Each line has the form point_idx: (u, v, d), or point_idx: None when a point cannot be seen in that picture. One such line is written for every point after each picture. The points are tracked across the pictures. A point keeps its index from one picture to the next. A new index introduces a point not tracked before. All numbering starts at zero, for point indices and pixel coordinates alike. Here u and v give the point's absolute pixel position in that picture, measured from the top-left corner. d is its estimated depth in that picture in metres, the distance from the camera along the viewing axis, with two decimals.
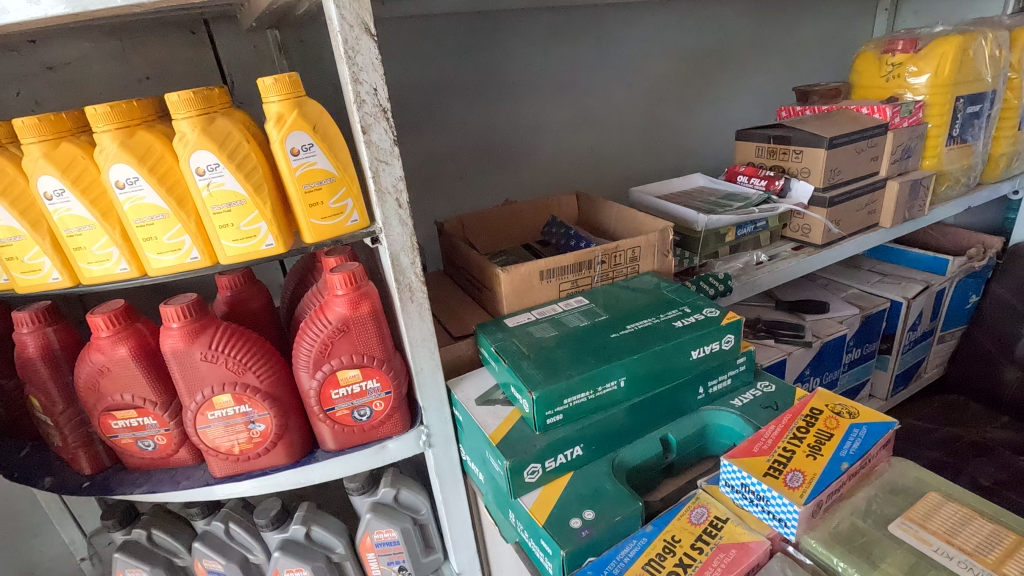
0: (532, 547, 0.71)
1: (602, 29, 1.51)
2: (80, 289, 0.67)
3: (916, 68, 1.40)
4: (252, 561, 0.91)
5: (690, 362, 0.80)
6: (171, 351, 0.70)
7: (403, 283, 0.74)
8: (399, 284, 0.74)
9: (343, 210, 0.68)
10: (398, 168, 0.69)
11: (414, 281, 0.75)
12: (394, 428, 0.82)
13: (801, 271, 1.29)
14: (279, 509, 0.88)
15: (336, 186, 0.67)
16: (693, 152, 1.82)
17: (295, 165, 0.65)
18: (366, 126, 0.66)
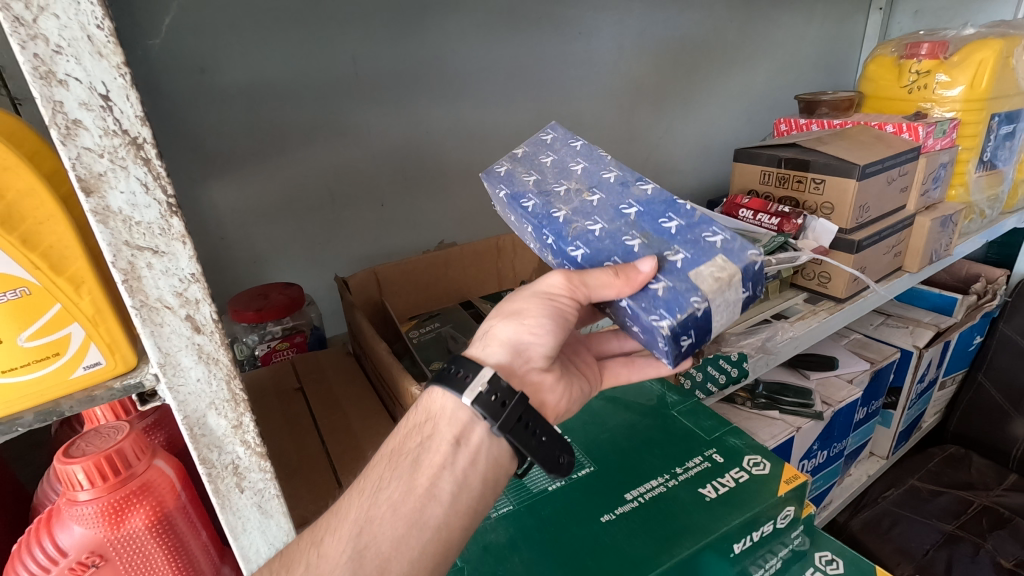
0: None
1: (564, 13, 1.18)
2: None
3: (948, 78, 1.15)
4: None
5: (728, 562, 0.50)
6: None
7: (219, 463, 0.39)
8: (207, 463, 0.39)
9: (62, 348, 0.33)
10: (186, 258, 0.34)
11: (243, 456, 0.40)
12: None
13: (824, 334, 1.00)
14: None
15: (34, 303, 0.31)
16: (669, 169, 1.52)
17: None
18: (90, 179, 0.30)
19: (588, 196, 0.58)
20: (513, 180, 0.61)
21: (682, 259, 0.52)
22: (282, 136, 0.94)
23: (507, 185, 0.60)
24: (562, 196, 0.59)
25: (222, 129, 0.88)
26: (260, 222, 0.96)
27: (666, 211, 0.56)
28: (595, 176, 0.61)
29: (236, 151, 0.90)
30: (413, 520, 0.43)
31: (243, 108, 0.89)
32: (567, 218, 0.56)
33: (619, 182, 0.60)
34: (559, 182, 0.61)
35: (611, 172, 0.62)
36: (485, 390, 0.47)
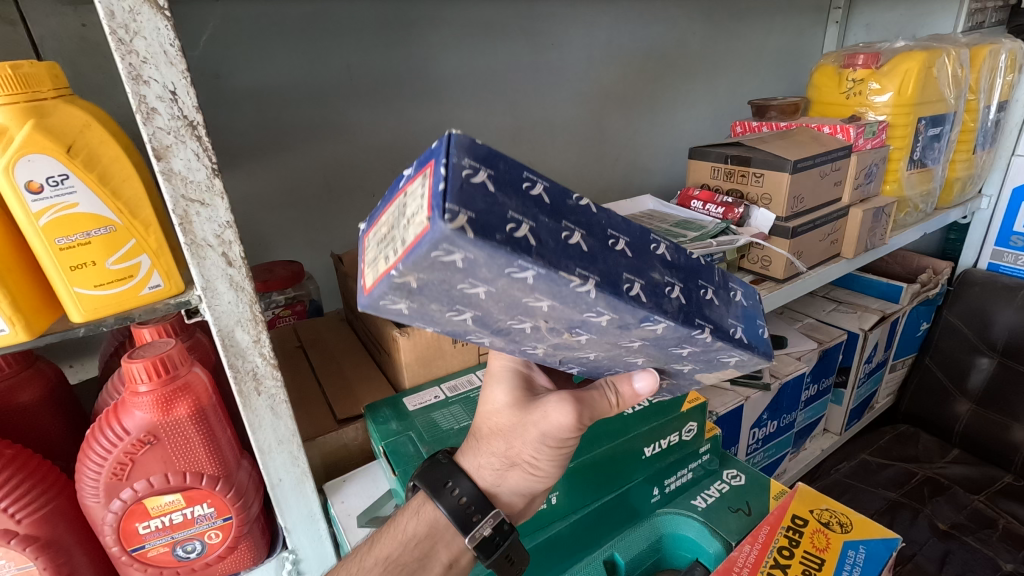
0: None
1: (538, 25, 1.32)
2: None
3: (879, 85, 1.29)
4: None
5: (642, 461, 0.63)
6: None
7: (244, 369, 0.52)
8: (237, 371, 0.52)
9: (134, 272, 0.45)
10: (223, 210, 0.47)
11: (261, 365, 0.53)
12: (238, 563, 0.59)
13: (763, 309, 1.13)
14: None
15: (118, 239, 0.44)
16: (639, 168, 1.66)
17: (37, 208, 0.41)
18: (161, 149, 0.43)
19: (573, 338, 0.42)
20: (431, 321, 0.38)
21: (687, 369, 0.49)
22: (286, 133, 1.07)
23: (435, 324, 0.41)
24: (528, 335, 0.42)
25: (233, 126, 1.01)
26: (266, 209, 1.08)
27: (679, 343, 0.44)
28: (577, 321, 0.39)
29: (245, 145, 1.03)
30: None
31: (252, 108, 1.02)
32: (546, 355, 0.45)
33: (609, 316, 0.40)
34: (520, 320, 0.40)
35: (603, 317, 0.39)
36: (487, 534, 0.53)
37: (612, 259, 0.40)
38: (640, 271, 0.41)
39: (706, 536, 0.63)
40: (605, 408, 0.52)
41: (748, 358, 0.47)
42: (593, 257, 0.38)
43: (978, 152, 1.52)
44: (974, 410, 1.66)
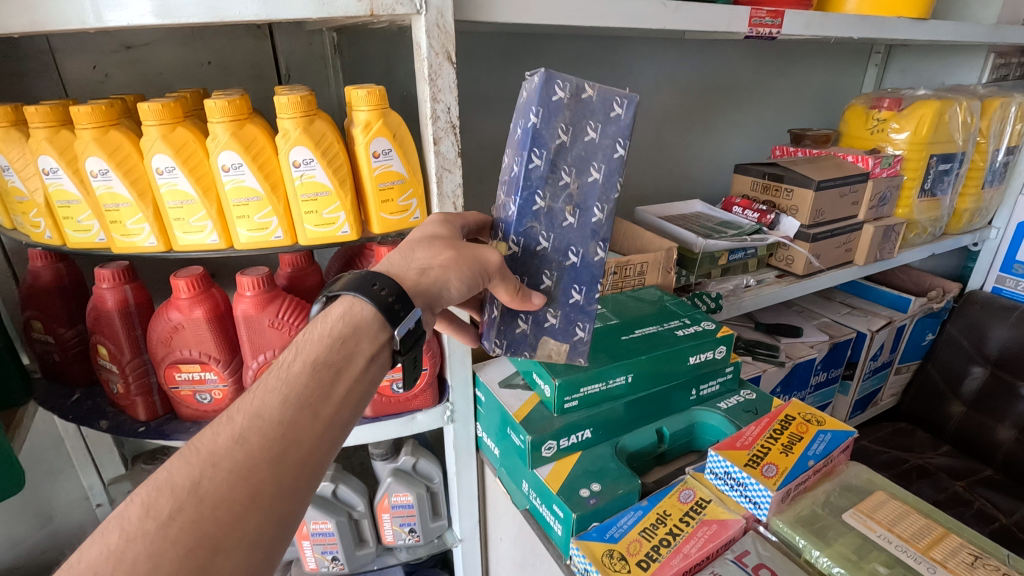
0: (542, 512, 0.82)
1: (619, 57, 1.64)
2: (172, 254, 0.76)
3: (898, 125, 1.56)
4: None
5: (687, 366, 0.93)
6: (244, 316, 0.80)
7: None
8: None
9: (408, 207, 0.79)
10: (458, 177, 0.80)
11: None
12: (423, 402, 0.92)
13: (783, 297, 1.42)
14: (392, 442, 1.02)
15: (405, 187, 0.77)
16: (688, 179, 1.95)
17: (375, 166, 0.74)
18: (437, 139, 0.76)
19: (567, 215, 0.71)
20: (609, 134, 0.68)
21: (551, 320, 0.77)
22: None
23: (538, 129, 0.66)
24: (557, 186, 0.69)
25: None
26: None
27: (586, 282, 0.75)
28: (595, 199, 0.71)
29: None
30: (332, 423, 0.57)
31: None
32: (530, 209, 0.69)
33: (598, 226, 0.72)
34: (601, 176, 0.70)
35: (599, 215, 0.72)
36: (413, 325, 0.65)
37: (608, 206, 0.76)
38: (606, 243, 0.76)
39: (726, 423, 0.93)
40: (511, 288, 0.69)
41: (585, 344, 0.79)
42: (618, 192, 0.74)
43: (986, 188, 1.77)
44: (966, 412, 1.91)
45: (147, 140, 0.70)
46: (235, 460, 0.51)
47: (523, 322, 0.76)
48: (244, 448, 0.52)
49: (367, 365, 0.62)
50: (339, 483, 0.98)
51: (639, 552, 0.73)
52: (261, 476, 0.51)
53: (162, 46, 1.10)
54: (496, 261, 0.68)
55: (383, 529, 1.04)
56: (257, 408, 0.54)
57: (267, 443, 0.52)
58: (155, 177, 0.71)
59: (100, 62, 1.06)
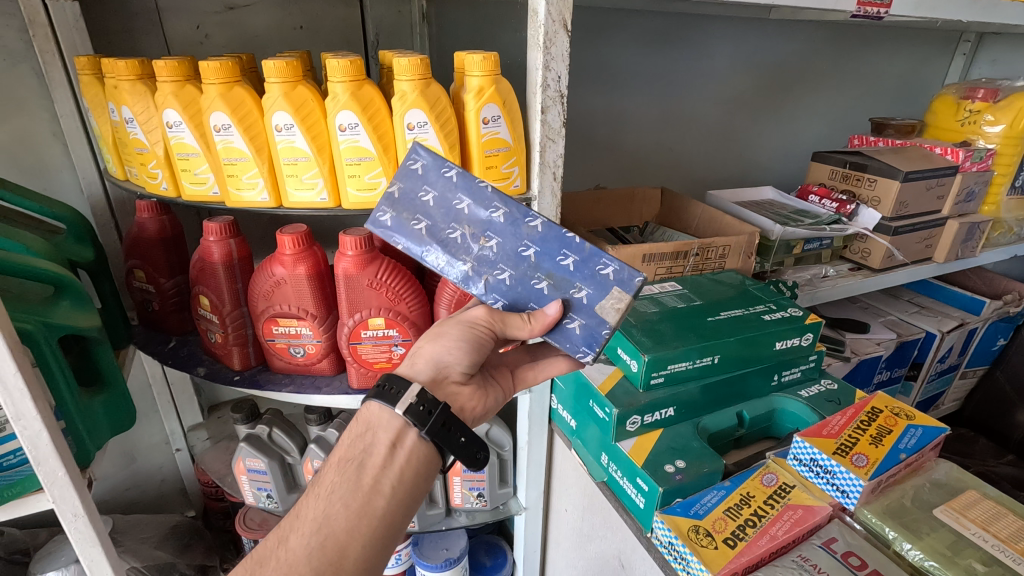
0: (623, 485, 0.83)
1: (697, 36, 1.59)
2: (281, 210, 0.78)
3: (992, 117, 1.48)
4: (289, 462, 1.06)
5: (772, 351, 0.92)
6: (344, 275, 0.82)
7: None
8: None
9: (510, 175, 0.79)
10: (561, 147, 0.80)
11: None
12: None
13: (858, 290, 1.39)
14: None
15: (509, 155, 0.78)
16: (757, 166, 1.89)
17: (483, 132, 0.75)
18: (545, 108, 0.76)
19: (485, 244, 0.68)
20: (431, 174, 0.70)
21: (585, 297, 0.67)
22: None
23: (402, 237, 0.69)
24: (460, 245, 0.69)
25: None
26: None
27: (562, 247, 0.68)
28: (485, 211, 0.69)
29: None
30: (363, 511, 0.62)
31: None
32: (471, 276, 0.68)
33: (515, 219, 0.69)
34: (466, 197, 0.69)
35: (501, 211, 0.68)
36: (416, 400, 0.67)
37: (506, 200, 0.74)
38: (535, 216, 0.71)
39: (808, 412, 0.92)
40: (515, 322, 0.66)
41: (626, 268, 0.67)
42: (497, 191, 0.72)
43: None
44: None
45: (269, 98, 0.72)
46: (277, 560, 0.58)
47: (573, 323, 0.68)
48: (285, 548, 0.59)
49: (388, 452, 0.66)
50: None
51: (725, 530, 0.73)
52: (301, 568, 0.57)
53: (259, 9, 1.12)
54: (484, 315, 0.69)
55: (452, 492, 1.07)
56: (298, 513, 0.62)
57: (303, 539, 0.59)
58: (273, 134, 0.73)
59: (201, 22, 1.09)
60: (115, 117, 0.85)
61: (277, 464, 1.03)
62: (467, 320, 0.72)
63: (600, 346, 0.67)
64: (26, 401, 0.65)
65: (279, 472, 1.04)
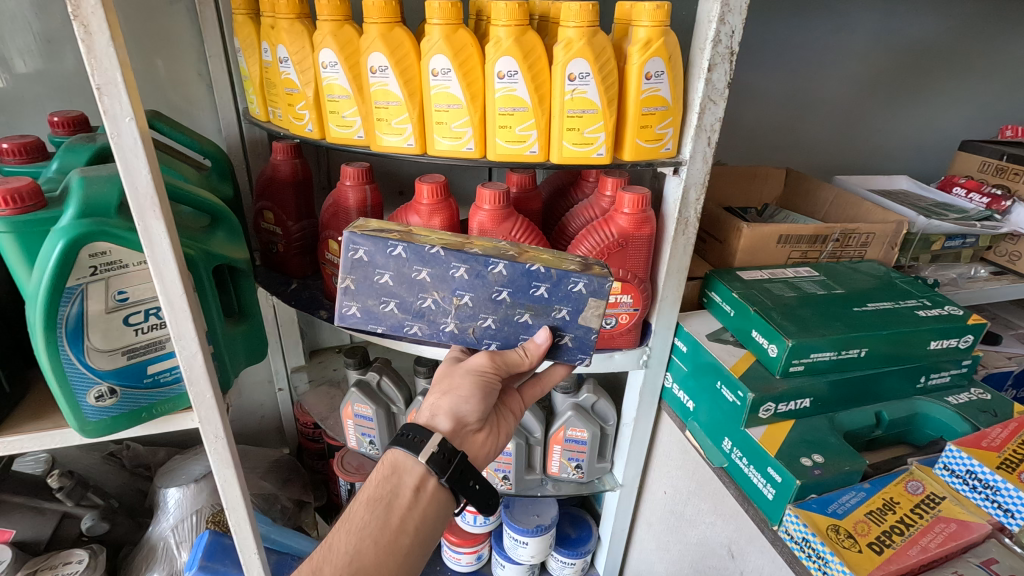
0: (748, 474, 0.79)
1: (840, 5, 1.46)
2: (424, 158, 0.78)
3: None
4: (393, 412, 1.09)
5: (925, 351, 0.84)
6: (479, 229, 0.81)
7: (682, 217, 0.81)
8: (679, 217, 0.81)
9: (663, 137, 0.74)
10: (721, 110, 0.74)
11: (691, 216, 0.81)
12: (625, 342, 0.91)
13: (1000, 297, 1.26)
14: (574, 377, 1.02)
15: (666, 115, 0.73)
16: (885, 154, 1.73)
17: (644, 88, 0.70)
18: (711, 65, 0.71)
19: (460, 302, 0.75)
20: (379, 258, 0.73)
21: (567, 315, 0.75)
22: None
23: (378, 321, 0.77)
24: (435, 312, 0.76)
25: None
26: None
27: (530, 281, 0.73)
28: (445, 274, 0.73)
29: None
30: (389, 547, 0.70)
31: None
32: (460, 332, 0.77)
33: (477, 271, 0.73)
34: (421, 266, 0.73)
35: (460, 269, 0.73)
36: (437, 450, 0.74)
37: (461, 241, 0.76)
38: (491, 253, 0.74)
39: (957, 420, 0.83)
40: (515, 360, 0.76)
41: (594, 281, 0.72)
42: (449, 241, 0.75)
43: None
44: None
45: (428, 40, 0.71)
46: None
47: (565, 339, 0.78)
48: None
49: (413, 495, 0.74)
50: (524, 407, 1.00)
51: (869, 534, 0.68)
52: None
53: None
54: (487, 360, 0.77)
55: (550, 460, 1.06)
56: (330, 544, 0.70)
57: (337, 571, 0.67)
58: (428, 78, 0.72)
59: None
60: (267, 58, 0.86)
61: (383, 412, 1.06)
62: (470, 369, 0.78)
63: (593, 348, 0.78)
64: (187, 323, 0.68)
65: (383, 420, 1.06)
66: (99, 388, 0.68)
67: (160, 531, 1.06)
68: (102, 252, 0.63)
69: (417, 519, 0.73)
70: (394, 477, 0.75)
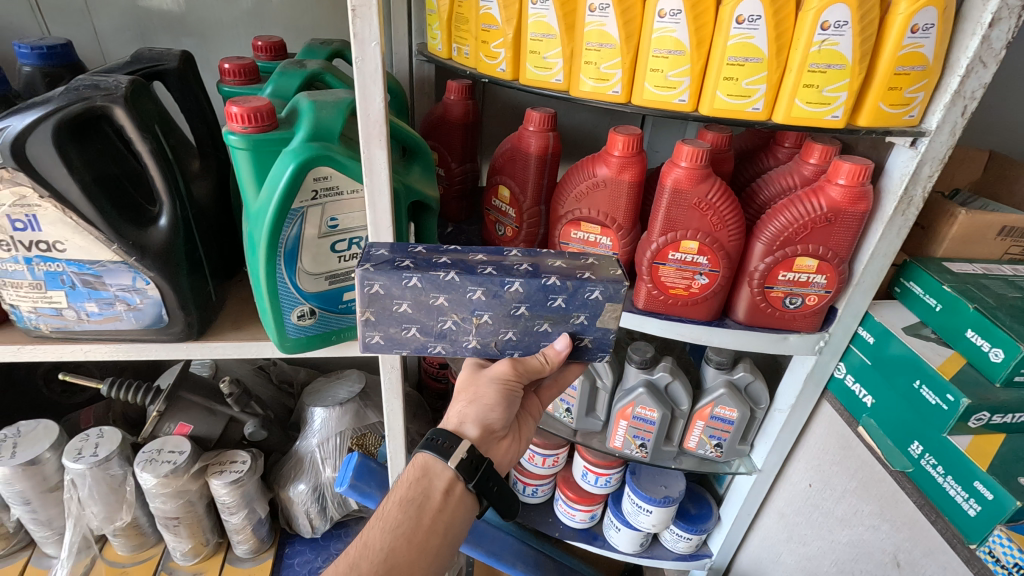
0: (944, 484, 0.72)
1: None
2: (628, 108, 0.73)
3: None
4: None
5: None
6: (673, 187, 0.77)
7: (907, 194, 0.72)
8: (903, 195, 0.72)
9: (911, 102, 0.65)
10: (989, 74, 0.64)
11: (917, 195, 0.72)
12: (805, 326, 0.85)
13: None
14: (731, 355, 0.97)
15: (922, 77, 0.64)
16: None
17: (906, 43, 0.62)
18: (994, 20, 0.61)
19: (480, 320, 0.69)
20: (395, 290, 0.65)
21: (586, 320, 0.69)
22: None
23: (402, 346, 0.71)
24: (457, 331, 0.70)
25: None
26: None
27: (547, 295, 0.67)
28: (464, 298, 0.66)
29: None
30: (421, 548, 0.68)
31: None
32: (483, 346, 0.71)
33: (495, 291, 0.66)
34: (438, 292, 0.66)
35: (478, 292, 0.66)
36: (464, 457, 0.71)
37: (467, 257, 0.69)
38: (503, 269, 0.67)
39: None
40: (536, 368, 0.71)
41: (611, 287, 0.66)
42: (453, 261, 0.67)
43: None
44: None
45: None
46: None
47: (584, 342, 0.72)
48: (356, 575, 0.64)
49: (443, 498, 0.71)
50: (675, 379, 0.97)
51: None
52: None
53: None
54: (508, 367, 0.72)
55: (690, 435, 1.03)
56: (365, 542, 0.68)
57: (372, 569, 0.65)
58: (652, 20, 0.67)
59: None
60: None
61: None
62: (493, 377, 0.73)
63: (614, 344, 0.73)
64: None
65: None
66: (301, 308, 0.72)
67: (307, 446, 1.13)
68: (325, 177, 0.65)
69: (447, 521, 0.71)
70: (424, 477, 0.72)
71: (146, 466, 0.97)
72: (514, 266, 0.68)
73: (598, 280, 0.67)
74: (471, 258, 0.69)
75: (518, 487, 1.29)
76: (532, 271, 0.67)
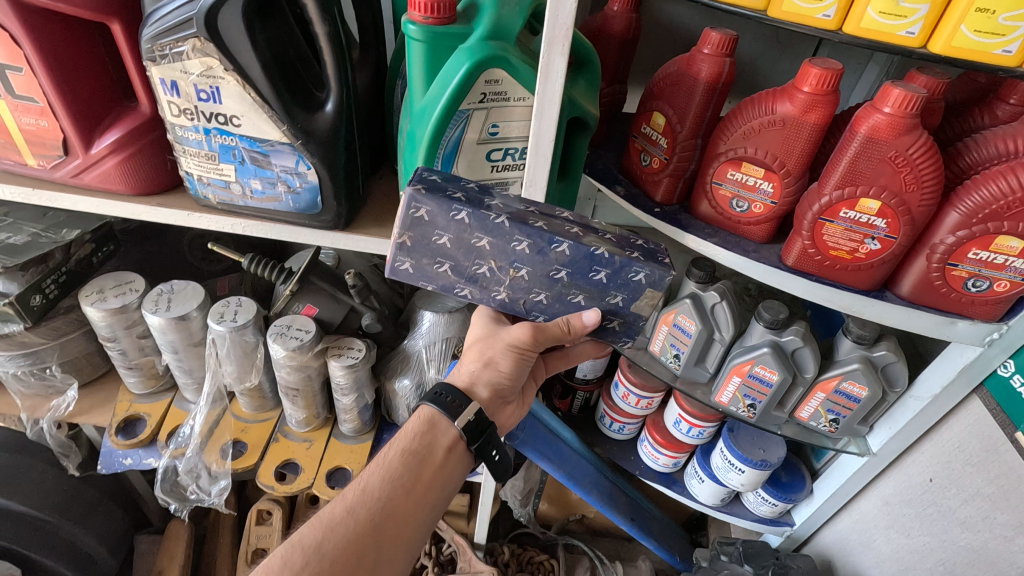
0: None
1: None
2: (835, 38, 0.61)
3: None
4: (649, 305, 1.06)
5: None
6: (868, 135, 0.67)
7: None
8: None
9: None
10: None
11: None
12: (982, 313, 0.75)
13: None
14: (875, 331, 0.89)
15: None
16: None
17: None
18: None
19: (516, 273, 0.68)
20: (440, 219, 0.65)
21: (622, 301, 0.70)
22: None
23: (430, 280, 0.70)
24: (490, 278, 0.69)
25: None
26: None
27: (592, 265, 0.67)
28: (507, 246, 0.66)
29: None
30: (417, 499, 0.78)
31: None
32: (510, 301, 0.72)
33: (540, 247, 0.66)
34: (483, 233, 0.66)
35: (523, 243, 0.66)
36: (471, 416, 0.82)
37: (517, 205, 0.68)
38: (553, 225, 0.67)
39: None
40: (557, 335, 0.72)
41: (657, 271, 0.67)
42: (506, 205, 0.67)
43: None
44: None
45: None
46: (344, 527, 0.72)
47: (612, 322, 0.73)
48: (354, 515, 0.74)
49: (443, 456, 0.81)
50: (805, 345, 0.91)
51: None
52: (364, 534, 0.73)
53: None
54: (527, 334, 0.73)
55: (806, 404, 0.98)
56: (363, 486, 0.77)
57: (370, 513, 0.74)
58: None
59: None
60: None
61: None
62: (508, 343, 0.80)
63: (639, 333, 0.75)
64: (542, 170, 0.69)
65: None
66: None
67: (415, 345, 1.19)
68: (496, 80, 0.63)
69: (441, 478, 0.81)
70: (428, 431, 0.82)
71: (277, 338, 1.07)
72: (565, 225, 0.68)
73: (645, 260, 0.67)
74: (522, 207, 0.68)
75: (605, 421, 1.31)
76: (581, 236, 0.67)
